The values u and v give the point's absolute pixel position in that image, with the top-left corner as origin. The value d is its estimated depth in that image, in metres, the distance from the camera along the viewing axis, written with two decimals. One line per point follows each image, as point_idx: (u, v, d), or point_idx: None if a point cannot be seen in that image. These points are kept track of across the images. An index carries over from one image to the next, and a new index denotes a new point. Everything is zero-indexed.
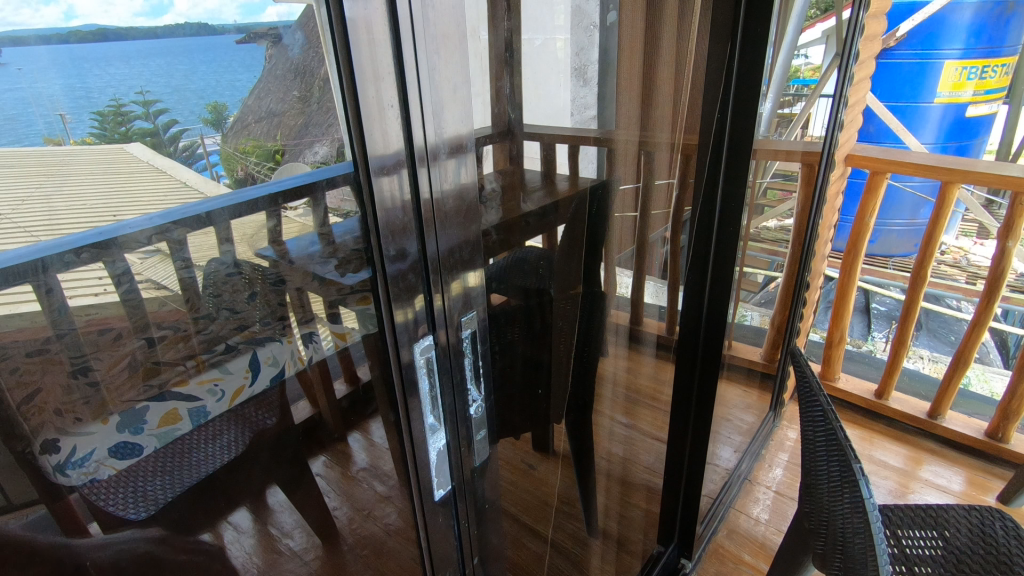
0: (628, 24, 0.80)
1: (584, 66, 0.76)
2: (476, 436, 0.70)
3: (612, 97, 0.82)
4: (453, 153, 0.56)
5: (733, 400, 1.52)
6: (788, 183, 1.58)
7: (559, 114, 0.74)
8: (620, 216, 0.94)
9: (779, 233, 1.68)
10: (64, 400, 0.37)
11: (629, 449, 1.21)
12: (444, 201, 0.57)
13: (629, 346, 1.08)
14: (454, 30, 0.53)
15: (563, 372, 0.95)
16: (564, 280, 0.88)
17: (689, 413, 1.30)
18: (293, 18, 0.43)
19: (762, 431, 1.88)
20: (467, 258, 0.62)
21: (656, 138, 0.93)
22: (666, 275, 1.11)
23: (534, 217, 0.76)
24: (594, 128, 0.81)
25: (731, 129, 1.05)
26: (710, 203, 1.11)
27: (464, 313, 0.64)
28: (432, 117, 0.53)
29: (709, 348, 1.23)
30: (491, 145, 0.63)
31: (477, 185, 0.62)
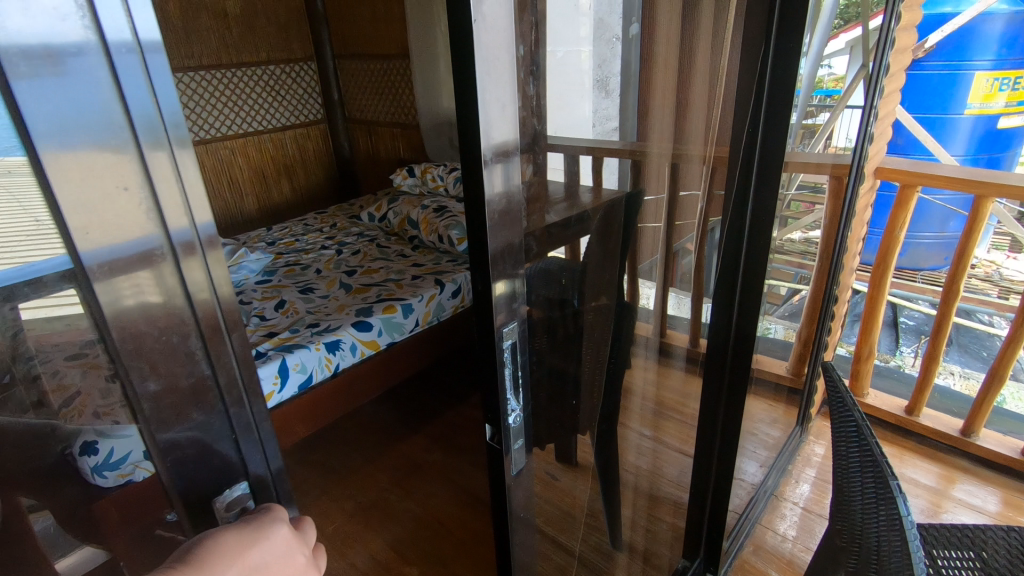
0: (651, 36, 0.80)
1: (606, 78, 0.74)
2: (514, 444, 0.70)
3: (633, 110, 0.82)
4: (499, 159, 0.55)
5: (759, 413, 1.51)
6: (816, 195, 1.57)
7: (580, 127, 0.71)
8: (645, 225, 0.93)
9: (804, 246, 1.66)
10: (103, 405, 0.48)
11: (656, 462, 1.21)
12: (490, 208, 0.57)
13: (659, 361, 1.09)
14: (497, 46, 0.52)
15: (594, 384, 0.96)
16: (595, 290, 0.88)
17: (716, 428, 1.29)
18: (70, 53, 0.40)
19: (788, 446, 1.86)
20: (512, 265, 0.62)
21: (688, 151, 0.94)
22: (691, 283, 1.10)
23: (557, 227, 0.72)
24: (615, 140, 0.79)
25: (762, 144, 1.05)
26: (739, 214, 1.11)
27: (507, 324, 0.64)
28: (475, 132, 0.53)
29: (738, 361, 1.22)
30: (517, 155, 0.58)
31: (523, 189, 0.61)
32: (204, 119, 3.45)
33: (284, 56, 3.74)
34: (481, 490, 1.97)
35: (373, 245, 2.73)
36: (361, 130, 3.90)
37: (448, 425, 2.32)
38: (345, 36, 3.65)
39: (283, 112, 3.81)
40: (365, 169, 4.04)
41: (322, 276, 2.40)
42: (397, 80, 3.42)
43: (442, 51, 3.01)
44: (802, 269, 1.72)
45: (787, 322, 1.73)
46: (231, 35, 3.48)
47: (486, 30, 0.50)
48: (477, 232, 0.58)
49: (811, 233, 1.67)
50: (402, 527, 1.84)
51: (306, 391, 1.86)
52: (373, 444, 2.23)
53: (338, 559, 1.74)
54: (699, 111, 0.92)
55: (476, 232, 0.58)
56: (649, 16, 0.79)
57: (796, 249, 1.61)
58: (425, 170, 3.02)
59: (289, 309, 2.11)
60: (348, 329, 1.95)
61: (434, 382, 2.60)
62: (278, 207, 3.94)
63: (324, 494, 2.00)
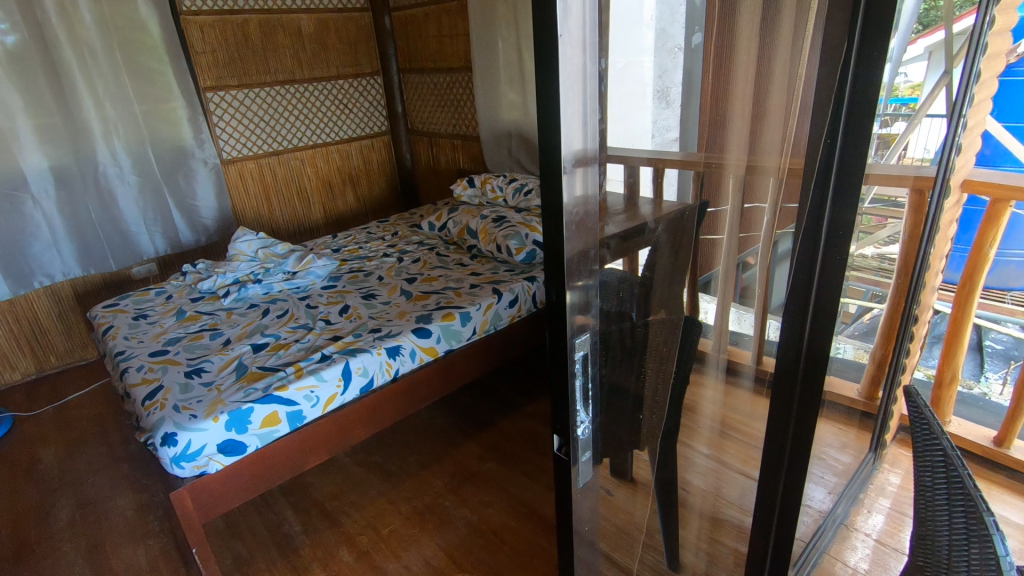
0: (716, 44, 0.77)
1: (666, 89, 0.72)
2: (582, 457, 0.73)
3: (694, 120, 0.79)
4: (580, 166, 0.58)
5: (828, 437, 1.43)
6: (885, 209, 1.43)
7: (640, 136, 0.70)
8: (708, 239, 0.90)
9: (875, 261, 1.53)
10: None
11: (722, 484, 1.17)
12: (567, 214, 0.59)
13: (727, 380, 1.05)
14: (579, 59, 0.54)
15: (660, 401, 0.95)
16: (663, 301, 0.87)
17: (783, 451, 1.22)
18: None
19: (860, 474, 1.75)
20: (585, 272, 0.64)
21: (763, 162, 0.92)
22: (755, 296, 1.02)
23: (616, 239, 0.71)
24: (675, 150, 0.77)
25: (841, 156, 1.00)
26: (816, 227, 1.04)
27: (579, 335, 0.67)
28: (556, 143, 0.55)
29: (810, 380, 1.15)
30: (595, 162, 0.60)
31: (600, 198, 0.63)
32: (277, 132, 3.64)
33: (352, 70, 3.90)
34: (534, 501, 1.96)
35: (433, 254, 2.79)
36: (423, 141, 4.00)
37: (502, 434, 2.33)
38: (410, 51, 3.77)
39: (349, 124, 3.97)
40: (425, 178, 4.14)
41: (384, 283, 2.47)
42: (458, 92, 3.50)
43: (503, 63, 3.05)
44: (876, 284, 1.58)
45: (858, 342, 1.62)
46: (304, 52, 3.66)
47: (571, 48, 0.52)
48: (553, 237, 0.60)
49: (884, 249, 1.55)
50: (456, 534, 1.86)
51: (367, 394, 1.92)
52: (429, 450, 2.27)
53: (394, 561, 1.77)
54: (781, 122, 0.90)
55: (552, 240, 0.61)
56: (729, 29, 0.78)
57: (866, 265, 1.47)
58: (485, 181, 3.06)
59: (353, 314, 2.19)
60: (407, 335, 2.01)
61: (489, 391, 2.62)
62: (342, 215, 4.10)
63: (381, 496, 2.05)
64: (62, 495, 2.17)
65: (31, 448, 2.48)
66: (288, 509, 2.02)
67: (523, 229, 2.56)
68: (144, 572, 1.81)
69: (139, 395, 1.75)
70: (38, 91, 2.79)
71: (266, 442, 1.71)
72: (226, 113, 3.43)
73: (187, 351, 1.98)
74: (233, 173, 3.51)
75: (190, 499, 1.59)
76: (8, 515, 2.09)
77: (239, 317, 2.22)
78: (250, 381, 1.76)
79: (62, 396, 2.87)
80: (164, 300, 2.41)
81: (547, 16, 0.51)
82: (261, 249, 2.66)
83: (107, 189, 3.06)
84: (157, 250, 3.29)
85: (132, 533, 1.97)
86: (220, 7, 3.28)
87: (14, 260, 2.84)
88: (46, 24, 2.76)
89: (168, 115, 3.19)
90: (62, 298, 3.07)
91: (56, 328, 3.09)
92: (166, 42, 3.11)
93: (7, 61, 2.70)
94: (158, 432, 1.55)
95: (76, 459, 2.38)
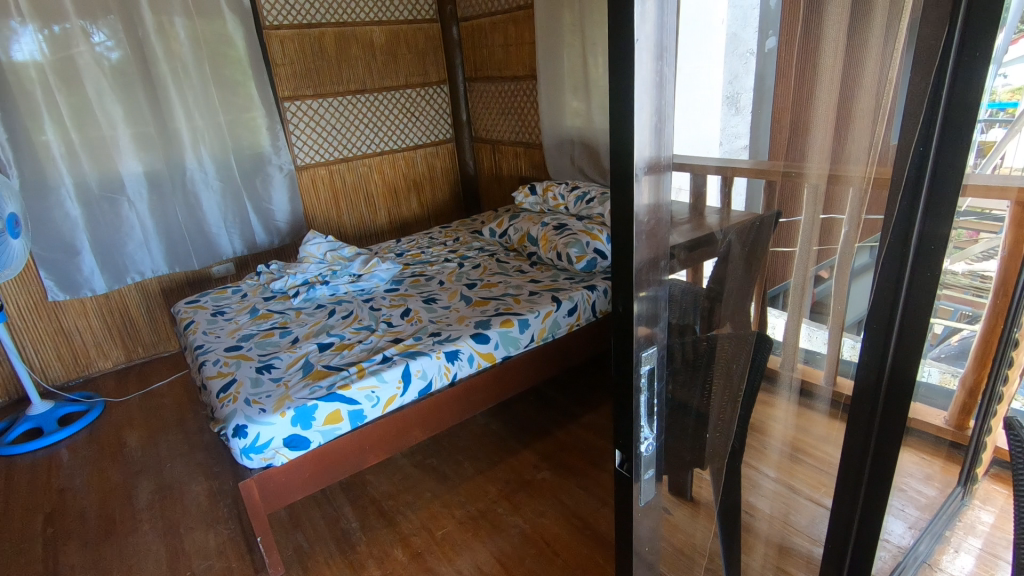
0: (786, 48, 0.74)
1: (737, 94, 0.69)
2: (645, 475, 0.72)
3: (765, 127, 0.75)
4: (651, 174, 0.58)
5: (912, 469, 1.32)
6: (979, 221, 1.29)
7: (707, 144, 0.67)
8: (776, 251, 0.85)
9: (967, 278, 1.37)
10: None
11: (793, 512, 1.10)
12: (638, 221, 0.59)
13: (800, 403, 0.98)
14: (655, 66, 0.54)
15: (726, 420, 0.90)
16: (731, 316, 0.83)
17: (861, 481, 1.12)
18: None
19: (945, 509, 1.60)
20: (654, 280, 0.64)
21: (848, 172, 0.86)
22: (829, 311, 0.95)
23: (684, 250, 0.69)
24: (744, 159, 0.74)
25: (936, 161, 0.90)
26: (903, 238, 0.94)
27: (647, 348, 0.66)
28: (629, 150, 0.56)
29: (891, 407, 1.06)
30: (668, 162, 0.60)
31: (671, 206, 0.63)
32: (348, 139, 3.79)
33: (420, 80, 4.01)
34: (588, 515, 1.93)
35: (493, 260, 2.81)
36: (486, 149, 4.05)
37: (557, 444, 2.30)
38: (477, 60, 3.83)
39: (416, 132, 4.08)
40: (487, 185, 4.18)
41: (445, 288, 2.51)
42: (523, 100, 3.52)
43: (568, 70, 3.05)
44: (966, 301, 1.40)
45: (944, 363, 1.44)
46: (376, 63, 3.79)
47: (647, 55, 0.53)
48: (622, 243, 0.61)
49: (976, 265, 1.39)
50: (508, 542, 1.85)
51: (426, 397, 1.95)
52: (484, 455, 2.28)
53: (446, 564, 1.78)
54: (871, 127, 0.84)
55: (622, 247, 0.61)
56: (813, 33, 0.76)
57: (958, 283, 1.32)
58: (547, 188, 3.06)
59: (414, 317, 2.24)
60: (466, 340, 2.03)
61: (545, 399, 2.61)
62: (406, 220, 4.21)
63: (435, 498, 2.07)
64: (144, 478, 2.33)
65: (119, 432, 2.68)
66: (347, 505, 2.08)
67: (584, 237, 2.53)
68: (214, 555, 1.91)
69: (214, 387, 1.86)
70: (137, 101, 3.03)
71: (328, 439, 1.77)
72: (301, 121, 3.60)
73: (259, 347, 2.08)
74: (306, 179, 3.68)
75: (258, 489, 1.67)
76: (97, 493, 2.27)
77: (307, 316, 2.32)
78: (316, 378, 1.83)
79: (146, 385, 3.09)
80: (240, 299, 2.55)
81: (624, 25, 0.52)
82: (329, 252, 2.77)
83: (193, 192, 3.27)
84: (234, 251, 3.48)
85: (202, 517, 2.09)
86: (299, 21, 3.46)
87: (111, 257, 3.09)
88: (145, 40, 3.00)
89: (249, 123, 3.38)
90: (150, 293, 3.30)
91: (144, 321, 3.32)
92: (250, 55, 3.30)
93: (112, 75, 2.95)
94: (230, 424, 1.64)
95: (157, 444, 2.55)
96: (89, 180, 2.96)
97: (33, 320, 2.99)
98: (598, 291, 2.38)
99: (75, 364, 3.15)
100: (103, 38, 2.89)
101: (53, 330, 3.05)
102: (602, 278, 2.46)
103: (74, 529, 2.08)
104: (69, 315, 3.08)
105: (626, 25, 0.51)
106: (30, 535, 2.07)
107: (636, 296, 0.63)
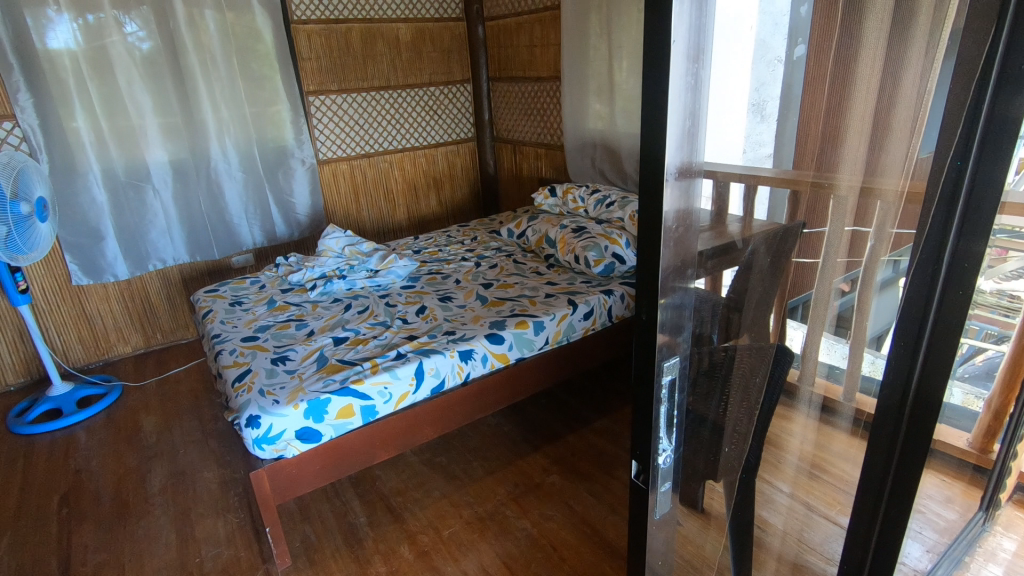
0: (815, 59, 0.72)
1: (763, 102, 0.67)
2: (661, 487, 0.74)
3: (791, 136, 0.73)
4: (682, 181, 0.59)
5: (942, 496, 1.27)
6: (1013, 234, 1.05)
7: (730, 152, 0.64)
8: (793, 260, 0.82)
9: (997, 297, 1.12)
10: None
11: (815, 534, 1.06)
12: (666, 227, 0.60)
13: (820, 419, 0.94)
14: (688, 73, 0.55)
15: (744, 435, 0.88)
16: (753, 328, 0.81)
17: (876, 511, 1.05)
18: None
19: (965, 534, 1.46)
20: (679, 287, 0.65)
21: (881, 185, 0.83)
22: (852, 326, 0.90)
23: (709, 257, 0.69)
24: (768, 167, 0.71)
25: (974, 175, 0.83)
26: (935, 252, 0.88)
27: (669, 358, 0.67)
28: (660, 155, 0.56)
29: (913, 436, 0.98)
30: (695, 170, 0.60)
31: (699, 213, 0.63)
32: (370, 135, 3.81)
33: (444, 78, 4.02)
34: (597, 522, 1.91)
35: (510, 261, 2.80)
36: (507, 149, 4.04)
37: (568, 448, 2.29)
38: (501, 60, 3.83)
39: (437, 131, 4.09)
40: (507, 185, 4.18)
41: (461, 287, 2.51)
42: (547, 101, 3.51)
43: (592, 73, 3.03)
44: (993, 321, 1.14)
45: (969, 388, 1.20)
46: (401, 60, 3.81)
47: (681, 62, 0.54)
48: (649, 248, 0.61)
49: (1006, 283, 1.13)
50: (515, 545, 1.84)
51: (438, 395, 1.95)
52: (493, 456, 2.27)
53: (452, 564, 1.78)
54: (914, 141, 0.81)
55: (648, 253, 0.62)
56: (850, 43, 0.74)
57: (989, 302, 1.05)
58: (567, 191, 3.04)
59: (429, 315, 2.24)
60: (480, 340, 2.02)
61: (557, 403, 2.59)
62: (424, 217, 4.22)
63: (444, 497, 2.07)
64: (158, 463, 2.36)
65: (135, 416, 2.72)
66: (355, 500, 2.09)
67: (602, 241, 2.51)
68: (223, 543, 1.93)
69: (230, 376, 1.87)
70: (165, 91, 3.08)
71: (340, 433, 1.78)
72: (325, 115, 3.63)
73: (275, 339, 2.09)
74: (328, 173, 3.71)
75: (268, 480, 1.68)
76: (111, 476, 2.30)
77: (323, 310, 2.33)
78: (329, 372, 1.84)
79: (164, 371, 3.13)
80: (258, 290, 2.57)
81: (660, 31, 0.53)
82: (347, 247, 2.78)
83: (217, 183, 3.31)
84: (254, 242, 3.52)
85: (213, 505, 2.11)
86: (327, 16, 3.49)
87: (134, 244, 3.14)
88: (176, 32, 3.04)
89: (273, 117, 3.42)
90: (171, 281, 3.34)
91: (164, 308, 3.37)
92: (277, 49, 3.34)
93: (143, 65, 2.99)
94: (243, 414, 1.65)
95: (171, 430, 2.58)
96: (117, 167, 3.01)
97: (57, 303, 3.05)
98: (615, 295, 2.36)
99: (96, 347, 3.21)
100: (134, 28, 2.94)
101: (76, 314, 3.11)
102: (620, 283, 2.44)
103: (88, 510, 2.11)
104: (92, 299, 3.14)
105: (663, 31, 0.52)
106: (46, 513, 2.11)
107: (662, 302, 0.63)
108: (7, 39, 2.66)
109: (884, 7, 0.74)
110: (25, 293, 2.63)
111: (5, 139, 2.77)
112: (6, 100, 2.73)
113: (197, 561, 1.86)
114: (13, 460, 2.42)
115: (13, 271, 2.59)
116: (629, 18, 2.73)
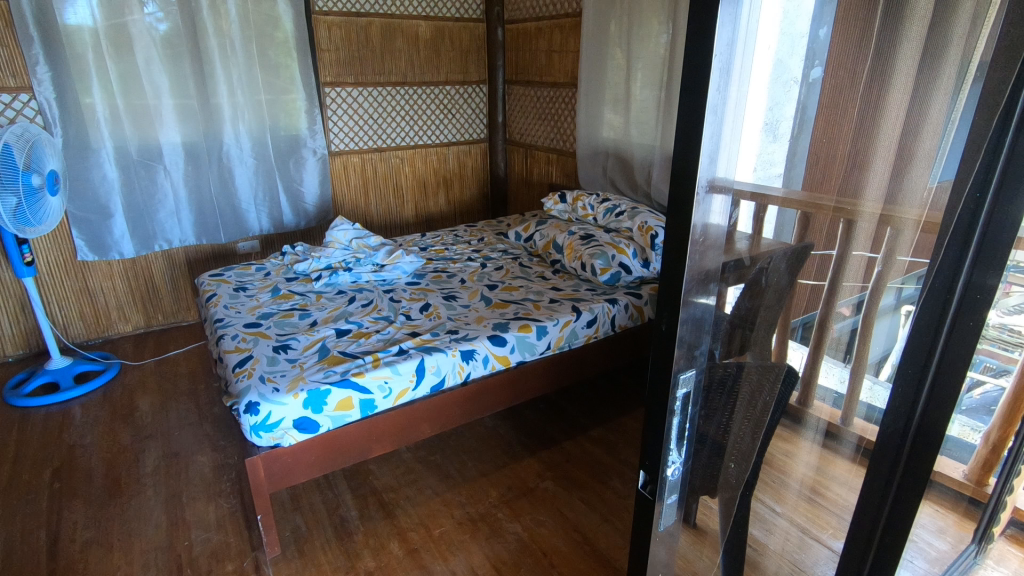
0: (832, 83, 0.73)
1: (777, 121, 0.67)
2: (667, 498, 0.78)
3: (802, 156, 0.72)
4: (712, 192, 0.62)
5: (941, 526, 1.25)
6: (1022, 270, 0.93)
7: (743, 169, 0.65)
8: (803, 281, 0.80)
9: (1000, 328, 1.04)
10: None
11: (811, 562, 1.01)
12: (692, 239, 0.62)
13: (823, 444, 0.92)
14: (721, 89, 0.57)
15: (747, 458, 0.88)
16: (762, 351, 0.80)
17: (867, 550, 0.98)
18: None
19: (956, 565, 1.41)
20: (698, 302, 0.67)
21: (900, 214, 0.81)
22: (853, 351, 0.87)
23: (728, 271, 0.70)
24: (777, 186, 0.70)
25: (988, 219, 0.77)
26: (948, 284, 0.82)
27: (684, 375, 0.71)
28: (691, 170, 0.59)
29: (909, 478, 0.92)
30: (718, 184, 0.62)
31: (721, 226, 0.65)
32: (383, 130, 3.83)
33: (460, 78, 4.04)
34: (588, 530, 1.90)
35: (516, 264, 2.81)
36: (519, 152, 4.06)
37: (562, 455, 2.29)
38: (519, 64, 3.84)
39: (451, 129, 4.11)
40: (517, 188, 4.19)
41: (465, 287, 2.51)
42: (563, 107, 3.52)
43: (609, 83, 3.04)
44: (993, 355, 1.06)
45: (964, 419, 1.13)
46: (419, 56, 3.83)
47: (715, 79, 0.56)
48: (674, 260, 0.64)
49: (1007, 317, 1.04)
50: (505, 548, 1.84)
51: (437, 393, 1.95)
52: (487, 458, 2.27)
53: (441, 563, 1.78)
54: (934, 174, 0.78)
55: (672, 264, 0.64)
56: (881, 68, 0.75)
57: (994, 329, 0.99)
58: (576, 198, 3.05)
59: (433, 313, 2.24)
60: (483, 341, 2.02)
61: (555, 409, 2.59)
62: (432, 215, 4.23)
63: (436, 496, 2.07)
64: (152, 444, 2.36)
65: (131, 395, 2.72)
66: (347, 493, 2.09)
67: (610, 250, 2.51)
68: (212, 528, 1.92)
69: (231, 360, 1.87)
70: (182, 72, 3.08)
71: (338, 425, 1.78)
72: (340, 107, 3.64)
73: (279, 326, 2.10)
74: (338, 165, 3.72)
75: (263, 468, 1.68)
76: (104, 453, 2.30)
77: (327, 301, 2.33)
78: (331, 364, 1.84)
79: (163, 351, 3.14)
80: (262, 277, 2.57)
81: (703, 54, 0.55)
82: (354, 240, 2.78)
83: (227, 165, 3.30)
84: (262, 229, 3.52)
85: (205, 488, 2.11)
86: (349, 9, 3.51)
87: (142, 223, 3.15)
88: (198, 15, 3.04)
89: (288, 105, 3.43)
90: (176, 262, 3.34)
91: (167, 289, 3.37)
92: (296, 38, 3.34)
93: (161, 46, 3.00)
94: (243, 400, 1.65)
95: (167, 411, 2.58)
96: (129, 145, 3.02)
97: (61, 278, 3.05)
98: (619, 304, 2.36)
99: (97, 324, 3.21)
100: (154, 8, 2.93)
101: (78, 288, 3.11)
102: (624, 293, 2.45)
103: (80, 487, 2.11)
104: (95, 276, 3.14)
105: (704, 49, 0.55)
106: (38, 487, 2.11)
107: (680, 314, 0.66)
108: (29, 10, 2.67)
109: (918, 32, 0.73)
110: (30, 266, 2.62)
111: (20, 111, 2.78)
112: (24, 71, 2.74)
113: (186, 544, 1.85)
114: (8, 431, 2.43)
115: (20, 243, 2.59)
116: (649, 30, 2.74)
